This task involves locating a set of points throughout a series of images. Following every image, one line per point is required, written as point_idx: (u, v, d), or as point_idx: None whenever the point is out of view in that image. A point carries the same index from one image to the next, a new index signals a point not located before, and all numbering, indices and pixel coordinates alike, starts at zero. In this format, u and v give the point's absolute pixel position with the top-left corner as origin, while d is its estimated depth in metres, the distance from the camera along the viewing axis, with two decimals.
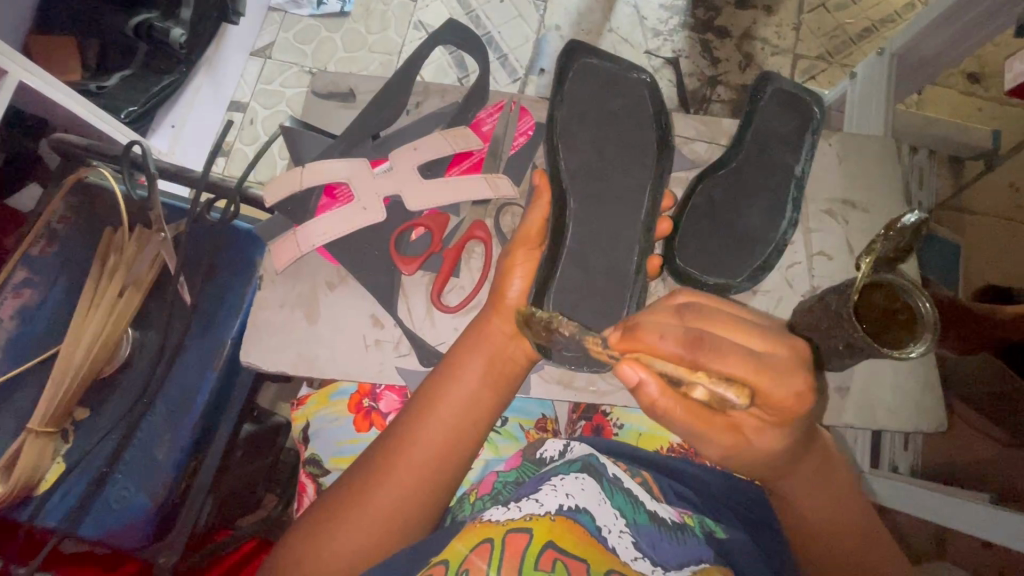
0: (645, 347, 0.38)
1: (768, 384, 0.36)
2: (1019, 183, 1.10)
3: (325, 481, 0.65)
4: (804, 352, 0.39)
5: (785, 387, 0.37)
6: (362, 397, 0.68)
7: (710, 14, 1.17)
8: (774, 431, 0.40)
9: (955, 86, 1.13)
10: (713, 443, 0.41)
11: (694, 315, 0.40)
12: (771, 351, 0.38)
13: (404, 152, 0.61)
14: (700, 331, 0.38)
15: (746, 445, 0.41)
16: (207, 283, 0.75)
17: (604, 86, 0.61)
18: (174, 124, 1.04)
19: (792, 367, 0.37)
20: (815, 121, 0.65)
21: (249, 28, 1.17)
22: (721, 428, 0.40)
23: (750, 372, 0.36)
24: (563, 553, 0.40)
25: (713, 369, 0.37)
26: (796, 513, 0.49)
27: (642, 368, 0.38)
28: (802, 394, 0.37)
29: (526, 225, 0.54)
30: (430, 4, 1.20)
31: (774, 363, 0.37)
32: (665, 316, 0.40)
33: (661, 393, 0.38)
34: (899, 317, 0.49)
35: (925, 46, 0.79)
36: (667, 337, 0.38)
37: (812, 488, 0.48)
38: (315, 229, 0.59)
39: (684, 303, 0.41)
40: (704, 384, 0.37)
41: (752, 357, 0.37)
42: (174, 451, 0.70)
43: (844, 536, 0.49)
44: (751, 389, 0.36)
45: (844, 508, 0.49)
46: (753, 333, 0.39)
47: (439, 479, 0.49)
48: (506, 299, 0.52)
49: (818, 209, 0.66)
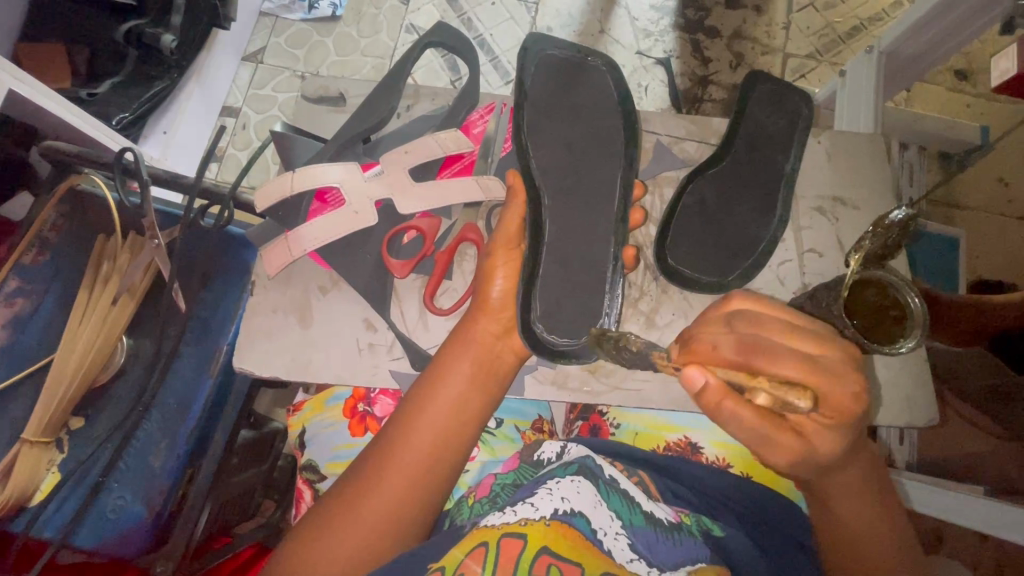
0: (704, 356, 0.39)
1: (825, 385, 0.37)
2: (1008, 178, 1.11)
3: (321, 486, 0.65)
4: (856, 354, 0.39)
5: (841, 388, 0.37)
6: (356, 401, 0.67)
7: (700, 14, 1.18)
8: (832, 435, 0.40)
9: (943, 83, 1.14)
10: (773, 447, 0.40)
11: (744, 322, 0.40)
12: (825, 354, 0.38)
13: (395, 154, 0.61)
14: (755, 337, 0.38)
15: (806, 450, 0.40)
16: (204, 288, 0.75)
17: (584, 78, 0.61)
18: (166, 130, 1.04)
19: (845, 372, 0.38)
20: (805, 119, 0.65)
21: (240, 33, 1.17)
22: (780, 430, 0.39)
23: (805, 374, 0.37)
24: (556, 557, 0.40)
25: (773, 373, 0.37)
26: (832, 513, 0.48)
27: (706, 371, 0.38)
28: (856, 395, 0.38)
29: (505, 225, 0.54)
30: (422, 8, 1.21)
31: (828, 365, 0.37)
32: (718, 327, 0.40)
33: (726, 395, 0.38)
34: (890, 313, 0.49)
35: (911, 44, 0.81)
36: (724, 345, 0.38)
37: (853, 490, 0.47)
38: (307, 233, 0.58)
39: (734, 311, 0.41)
40: (766, 389, 0.36)
41: (807, 360, 0.37)
42: (171, 458, 0.71)
43: (877, 540, 0.48)
44: (813, 392, 0.36)
45: (881, 515, 0.48)
46: (807, 336, 0.39)
47: (431, 478, 0.49)
48: (491, 297, 0.53)
49: (809, 207, 0.66)
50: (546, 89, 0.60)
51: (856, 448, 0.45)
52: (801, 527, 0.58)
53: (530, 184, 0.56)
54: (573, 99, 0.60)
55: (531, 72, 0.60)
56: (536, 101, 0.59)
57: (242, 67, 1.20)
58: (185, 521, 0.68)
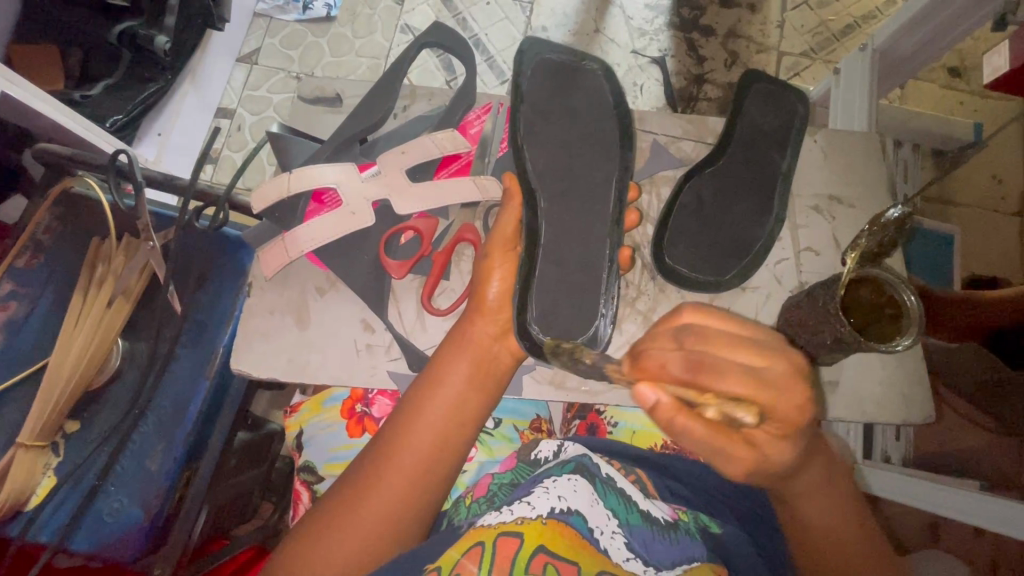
0: (654, 372, 0.38)
1: (770, 399, 0.37)
2: (1002, 175, 1.12)
3: (320, 487, 0.64)
4: (802, 364, 0.39)
5: (788, 399, 0.37)
6: (354, 402, 0.67)
7: (695, 13, 1.18)
8: (785, 445, 0.40)
9: (936, 81, 1.15)
10: (728, 460, 0.39)
11: (692, 337, 0.39)
12: (770, 367, 0.38)
13: (392, 155, 0.61)
14: (703, 353, 0.38)
15: (760, 460, 0.40)
16: (200, 290, 0.75)
17: (580, 78, 0.60)
18: (161, 132, 1.04)
19: (791, 382, 0.38)
20: (800, 118, 0.65)
21: (234, 34, 1.17)
22: (734, 444, 0.38)
23: (750, 389, 0.37)
24: (553, 556, 0.40)
25: (720, 390, 0.37)
26: (795, 512, 0.48)
27: (656, 388, 0.37)
28: (802, 406, 0.38)
29: (500, 227, 0.55)
30: (417, 8, 1.21)
31: (773, 378, 0.37)
32: (666, 342, 0.39)
33: (678, 410, 0.37)
34: (885, 310, 0.51)
35: (905, 42, 0.81)
36: (671, 362, 0.37)
37: (816, 490, 0.47)
38: (304, 234, 0.58)
39: (682, 325, 0.40)
40: (715, 405, 0.36)
41: (753, 375, 0.37)
42: (167, 460, 0.70)
43: (839, 536, 0.48)
44: (759, 407, 0.36)
45: (844, 512, 0.48)
46: (752, 349, 0.39)
47: (430, 479, 0.49)
48: (489, 298, 0.53)
49: (805, 205, 0.67)
50: (540, 89, 0.60)
51: (811, 449, 0.44)
52: None
53: (527, 186, 0.56)
54: (568, 99, 0.60)
55: (526, 72, 0.60)
56: (531, 101, 0.59)
57: (237, 68, 1.20)
58: (182, 523, 0.68)
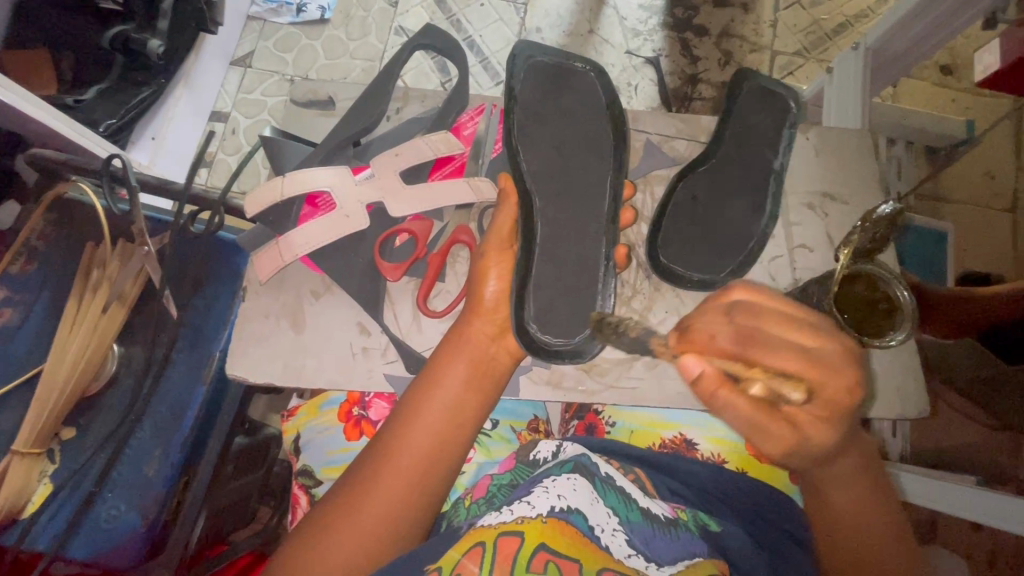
0: (703, 346, 0.39)
1: (822, 378, 0.37)
2: (994, 171, 1.12)
3: (318, 492, 0.63)
4: (853, 348, 0.39)
5: (837, 381, 0.38)
6: (351, 405, 0.65)
7: (688, 13, 1.18)
8: (828, 429, 0.40)
9: (928, 78, 1.15)
10: (768, 438, 0.40)
11: (743, 313, 0.39)
12: (821, 347, 0.38)
13: (385, 157, 0.60)
14: (753, 329, 0.39)
15: (800, 441, 0.40)
16: (195, 293, 0.76)
17: (572, 79, 0.61)
18: (154, 135, 1.03)
19: (840, 365, 0.38)
20: (792, 115, 0.65)
21: (227, 37, 1.17)
22: (778, 423, 0.39)
23: (802, 366, 0.37)
24: (554, 554, 0.41)
25: (767, 364, 0.37)
26: (823, 500, 0.48)
27: (700, 360, 0.39)
28: (851, 389, 0.38)
29: (496, 226, 0.55)
30: (411, 10, 1.21)
31: (823, 357, 0.38)
32: (716, 316, 0.40)
33: (721, 383, 0.39)
34: (879, 306, 0.51)
35: (896, 40, 0.82)
36: (719, 335, 0.39)
37: (847, 481, 0.47)
38: (298, 238, 0.57)
39: (733, 302, 0.40)
40: (761, 378, 0.37)
41: (805, 353, 0.38)
42: (165, 466, 0.70)
43: (860, 528, 0.48)
44: (808, 384, 0.37)
45: (871, 503, 0.48)
46: (805, 328, 0.39)
47: (430, 478, 0.49)
48: (485, 298, 0.53)
49: (799, 202, 0.67)
50: (533, 90, 0.60)
51: (850, 438, 0.44)
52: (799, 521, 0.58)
53: (521, 187, 0.56)
54: (562, 99, 0.60)
55: (519, 74, 0.60)
56: (524, 102, 0.59)
57: (231, 71, 1.19)
58: (180, 530, 0.68)
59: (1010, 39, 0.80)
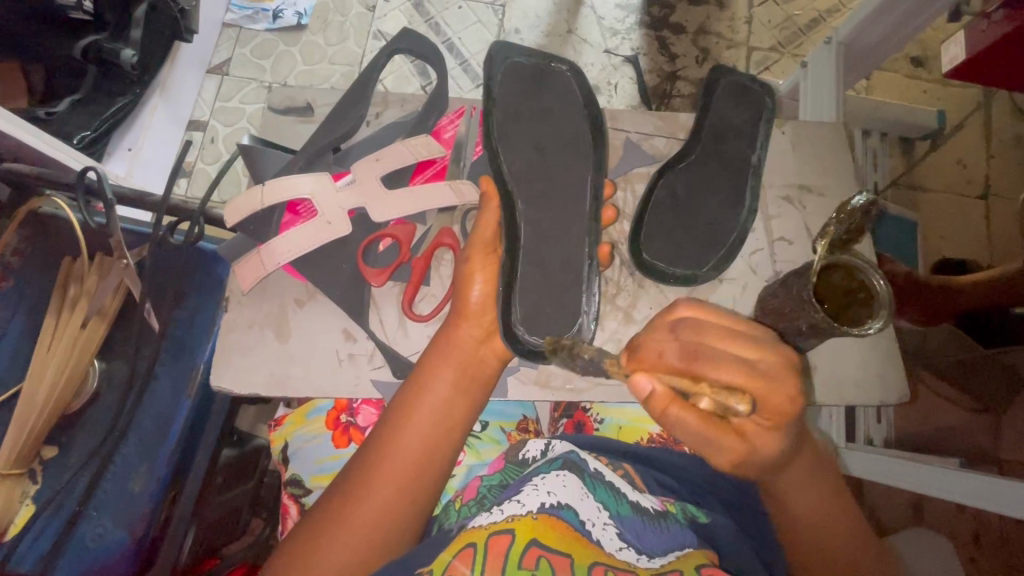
0: (652, 362, 0.40)
1: (765, 390, 0.38)
2: (966, 159, 1.15)
3: (308, 501, 0.60)
4: (795, 358, 0.40)
5: (782, 391, 0.38)
6: (339, 412, 0.63)
7: (665, 11, 1.20)
8: (774, 438, 0.40)
9: (900, 70, 1.18)
10: (719, 452, 0.41)
11: (688, 329, 0.41)
12: (763, 359, 0.39)
13: (367, 163, 0.60)
14: (697, 345, 0.39)
15: (749, 453, 0.41)
16: (176, 308, 0.75)
17: (549, 79, 0.61)
18: (130, 147, 1.02)
19: (785, 374, 0.39)
20: (768, 110, 0.67)
21: (203, 45, 1.15)
22: (726, 438, 0.40)
23: (745, 379, 0.38)
24: (546, 550, 0.42)
25: (713, 378, 0.38)
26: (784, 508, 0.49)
27: (652, 377, 0.39)
28: (796, 398, 0.39)
29: (480, 229, 0.54)
30: (389, 14, 1.21)
31: (766, 370, 0.38)
32: (663, 332, 0.41)
33: (671, 401, 0.39)
34: (857, 295, 0.52)
35: (867, 34, 0.83)
36: (667, 352, 0.40)
37: (803, 485, 0.47)
38: (279, 246, 0.57)
39: (677, 318, 0.42)
40: (707, 394, 0.38)
41: (747, 365, 0.38)
42: (151, 482, 0.69)
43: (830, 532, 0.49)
44: (751, 396, 0.38)
45: (831, 501, 0.49)
46: (748, 340, 0.40)
47: (412, 488, 0.48)
48: (470, 303, 0.53)
49: (776, 196, 0.68)
50: (512, 91, 0.60)
51: (799, 444, 0.45)
52: None
53: (505, 188, 0.56)
54: (540, 100, 0.60)
55: (498, 75, 0.60)
56: (503, 104, 0.59)
57: (208, 79, 1.18)
58: (169, 547, 0.67)
59: (975, 31, 0.82)
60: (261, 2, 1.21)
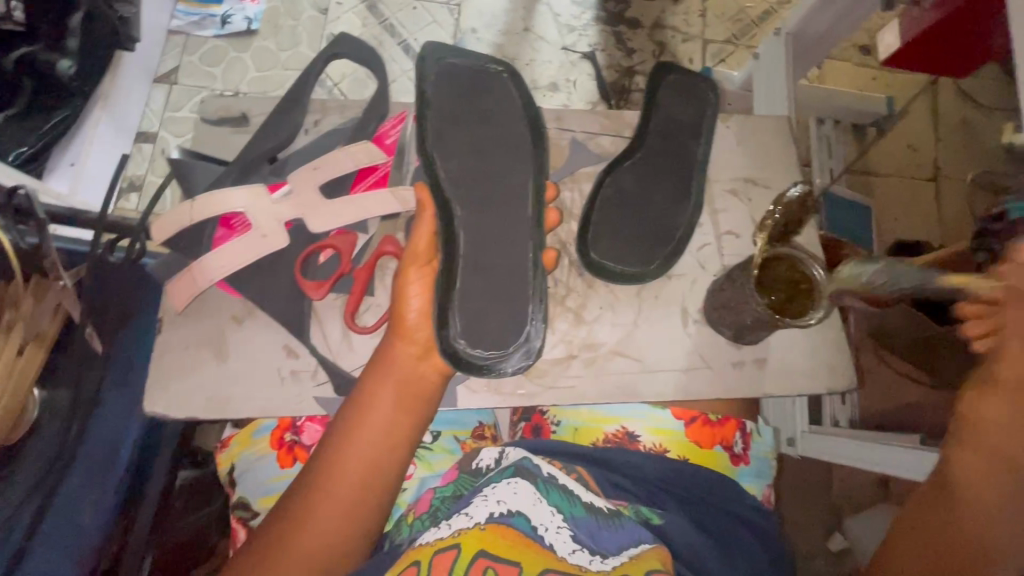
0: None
1: None
2: (916, 143, 1.18)
3: (255, 522, 0.59)
4: None
5: None
6: (283, 431, 0.61)
7: (620, 7, 1.20)
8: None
9: (851, 59, 1.21)
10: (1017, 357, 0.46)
11: None
12: None
13: (303, 172, 0.58)
14: None
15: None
16: (121, 328, 0.74)
17: (488, 80, 0.60)
18: (73, 162, 0.97)
19: None
20: (712, 104, 0.67)
21: (148, 53, 1.11)
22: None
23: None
24: (494, 559, 0.42)
25: None
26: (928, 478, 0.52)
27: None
28: None
29: (415, 239, 0.53)
30: (342, 16, 1.18)
31: None
32: None
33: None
34: (800, 286, 0.52)
35: (813, 25, 0.84)
36: None
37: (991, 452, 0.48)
38: (212, 263, 0.55)
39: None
40: None
41: None
42: (101, 510, 0.66)
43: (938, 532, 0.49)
44: None
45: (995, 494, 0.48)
46: None
47: (361, 516, 0.48)
48: (407, 319, 0.52)
49: (723, 189, 0.68)
50: (452, 94, 0.59)
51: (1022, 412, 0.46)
52: (744, 504, 0.59)
53: (440, 195, 0.55)
54: (479, 101, 0.59)
55: (436, 77, 0.59)
56: (441, 106, 0.58)
57: (155, 89, 1.14)
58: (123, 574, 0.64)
59: (907, 18, 0.85)
60: (207, 7, 1.18)
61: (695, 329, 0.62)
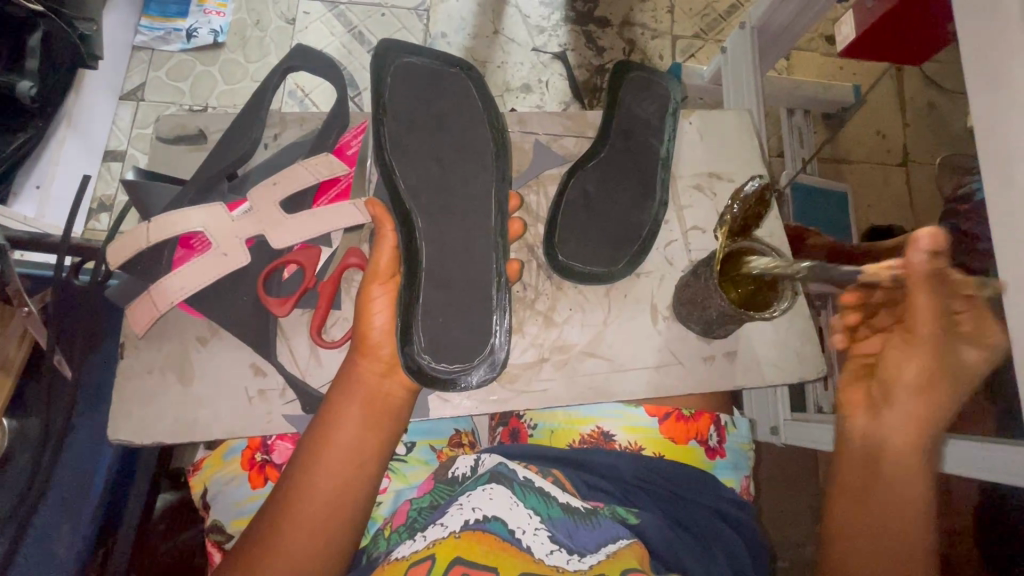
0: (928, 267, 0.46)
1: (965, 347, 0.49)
2: (885, 130, 1.20)
3: (230, 545, 0.58)
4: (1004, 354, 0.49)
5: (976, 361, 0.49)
6: (253, 451, 0.60)
7: (589, 6, 1.20)
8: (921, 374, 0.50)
9: (817, 49, 1.23)
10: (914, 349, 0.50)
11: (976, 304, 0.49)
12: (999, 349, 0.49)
13: (263, 189, 0.57)
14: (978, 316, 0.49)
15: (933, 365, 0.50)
16: (90, 354, 0.72)
17: (446, 87, 0.60)
18: (39, 184, 0.96)
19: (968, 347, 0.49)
20: (673, 100, 0.67)
21: (112, 72, 1.10)
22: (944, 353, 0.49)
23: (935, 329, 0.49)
24: (470, 566, 0.41)
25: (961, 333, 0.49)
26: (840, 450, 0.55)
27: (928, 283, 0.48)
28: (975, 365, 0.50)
29: (376, 257, 0.52)
30: (310, 26, 1.17)
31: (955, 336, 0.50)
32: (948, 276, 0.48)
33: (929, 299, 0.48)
34: (764, 280, 0.54)
35: (777, 18, 0.85)
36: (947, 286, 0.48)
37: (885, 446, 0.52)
38: (172, 285, 0.54)
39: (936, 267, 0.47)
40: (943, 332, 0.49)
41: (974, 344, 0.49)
42: (77, 541, 0.64)
43: (878, 506, 0.51)
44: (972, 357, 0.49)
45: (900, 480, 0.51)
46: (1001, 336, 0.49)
47: (332, 537, 0.47)
48: (370, 336, 0.51)
49: (687, 185, 0.69)
50: (412, 102, 0.58)
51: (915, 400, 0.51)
52: (722, 497, 0.60)
53: (399, 206, 0.54)
54: (439, 109, 0.59)
55: (394, 84, 0.59)
56: (400, 114, 0.58)
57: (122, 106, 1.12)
58: None
59: (861, 10, 0.86)
60: (172, 22, 1.16)
61: (665, 326, 0.63)
